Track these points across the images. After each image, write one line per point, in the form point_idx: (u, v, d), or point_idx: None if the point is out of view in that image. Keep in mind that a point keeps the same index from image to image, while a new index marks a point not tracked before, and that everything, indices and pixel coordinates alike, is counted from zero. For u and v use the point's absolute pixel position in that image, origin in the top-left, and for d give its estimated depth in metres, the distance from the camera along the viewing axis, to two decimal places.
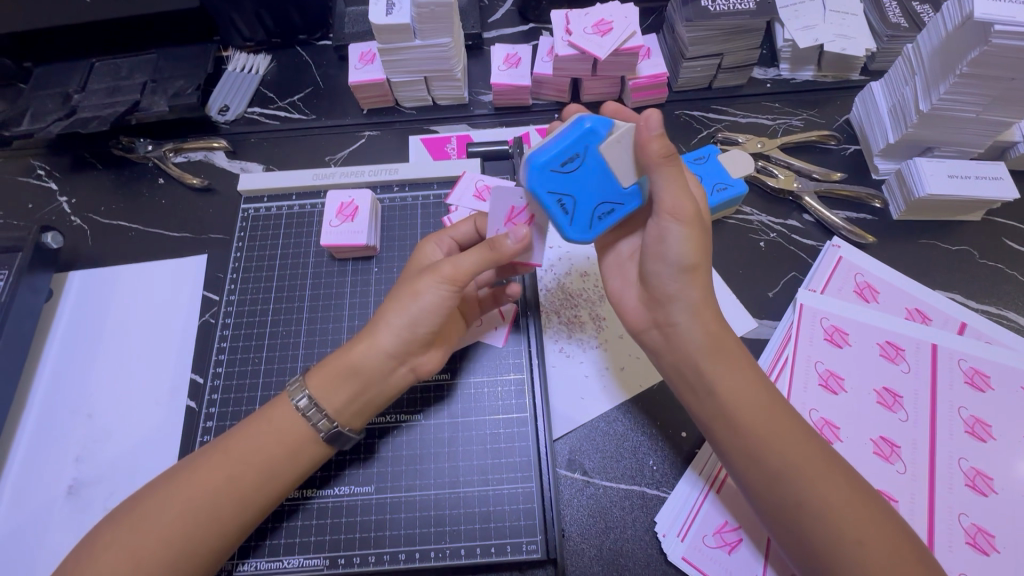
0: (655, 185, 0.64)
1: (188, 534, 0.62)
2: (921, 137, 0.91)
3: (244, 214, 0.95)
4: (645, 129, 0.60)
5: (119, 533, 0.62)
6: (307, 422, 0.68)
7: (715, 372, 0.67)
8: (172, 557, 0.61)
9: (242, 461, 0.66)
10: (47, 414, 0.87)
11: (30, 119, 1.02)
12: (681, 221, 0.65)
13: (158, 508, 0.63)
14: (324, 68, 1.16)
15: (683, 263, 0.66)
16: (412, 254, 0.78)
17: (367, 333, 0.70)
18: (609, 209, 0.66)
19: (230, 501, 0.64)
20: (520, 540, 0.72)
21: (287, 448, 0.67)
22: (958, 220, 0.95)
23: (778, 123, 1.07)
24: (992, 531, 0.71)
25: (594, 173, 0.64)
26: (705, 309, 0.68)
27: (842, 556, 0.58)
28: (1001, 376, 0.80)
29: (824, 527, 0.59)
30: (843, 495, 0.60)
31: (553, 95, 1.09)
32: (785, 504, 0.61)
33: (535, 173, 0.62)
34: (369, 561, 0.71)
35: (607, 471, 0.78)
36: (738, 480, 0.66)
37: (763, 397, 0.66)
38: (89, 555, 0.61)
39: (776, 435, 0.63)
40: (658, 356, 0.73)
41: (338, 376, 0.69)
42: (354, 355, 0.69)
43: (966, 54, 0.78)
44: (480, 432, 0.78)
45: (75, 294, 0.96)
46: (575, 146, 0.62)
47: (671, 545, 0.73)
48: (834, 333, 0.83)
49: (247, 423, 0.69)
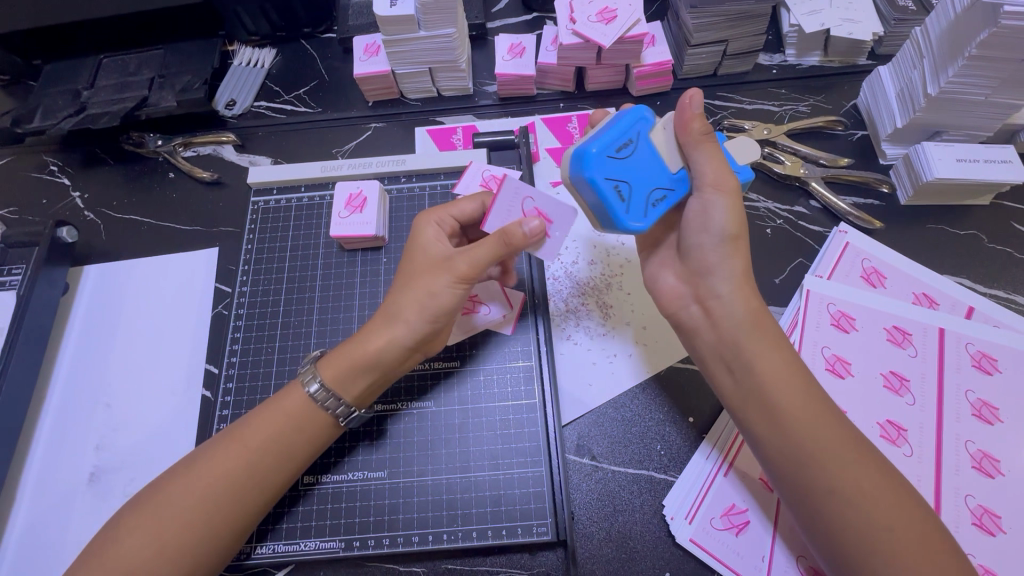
0: (696, 161, 0.68)
1: (208, 516, 0.64)
2: (929, 121, 0.91)
3: (254, 206, 0.96)
4: (689, 109, 0.66)
5: (141, 517, 0.64)
6: (323, 409, 0.70)
7: (750, 351, 0.67)
8: (192, 538, 0.63)
9: (260, 448, 0.67)
10: (67, 404, 0.89)
11: (42, 116, 1.04)
12: (723, 193, 0.68)
13: (179, 492, 0.64)
14: (329, 61, 1.17)
15: (725, 233, 0.69)
16: (412, 231, 0.77)
17: (385, 323, 0.71)
18: (659, 196, 0.69)
19: (250, 486, 0.66)
20: (530, 522, 0.74)
21: (305, 432, 0.69)
22: (965, 204, 0.95)
23: (784, 109, 1.07)
24: (999, 512, 0.72)
25: (645, 159, 0.68)
26: (745, 281, 0.69)
27: (867, 538, 0.58)
28: (1008, 359, 0.80)
29: (851, 508, 0.60)
30: (871, 479, 0.60)
31: (558, 85, 1.09)
32: (813, 485, 0.61)
33: (595, 157, 0.65)
34: (383, 544, 0.73)
35: (615, 456, 0.80)
36: (766, 462, 0.66)
37: (798, 379, 0.66)
38: (114, 536, 0.63)
39: (809, 417, 0.64)
40: (695, 335, 0.73)
41: (348, 371, 0.70)
42: (371, 347, 0.70)
43: (975, 36, 0.77)
44: (490, 418, 0.79)
45: (89, 286, 0.98)
46: (627, 133, 0.67)
47: (679, 527, 0.74)
48: (840, 318, 0.84)
49: (261, 409, 0.70)
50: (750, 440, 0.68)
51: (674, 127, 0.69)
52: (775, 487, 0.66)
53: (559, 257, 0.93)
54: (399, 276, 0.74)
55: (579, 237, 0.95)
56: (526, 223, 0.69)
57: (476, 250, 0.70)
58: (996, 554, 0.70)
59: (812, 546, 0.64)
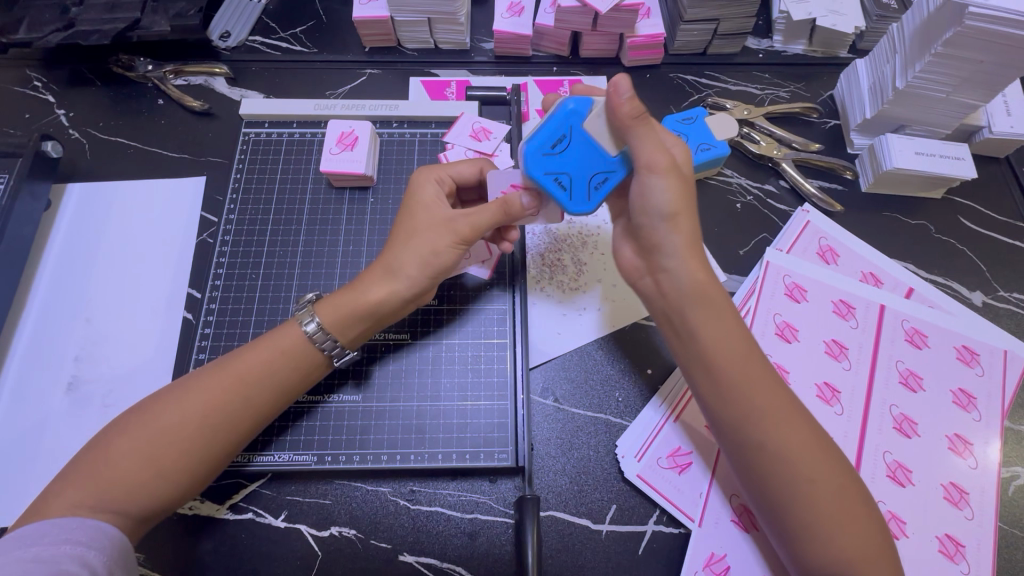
0: (630, 144, 0.66)
1: (204, 440, 0.65)
2: (894, 114, 0.97)
3: (245, 138, 0.97)
4: (616, 95, 0.63)
5: (130, 436, 0.64)
6: (314, 345, 0.72)
7: (702, 318, 0.71)
8: (186, 460, 0.64)
9: (253, 381, 0.69)
10: (47, 316, 0.90)
11: (28, 28, 1.02)
12: (659, 174, 0.66)
13: (170, 416, 0.65)
14: (327, 3, 1.16)
15: (668, 212, 0.68)
16: (412, 187, 0.79)
17: (386, 272, 0.73)
18: (603, 178, 0.70)
19: (244, 414, 0.68)
20: (492, 449, 0.79)
21: (298, 366, 0.72)
22: (919, 196, 1.02)
23: (765, 93, 1.12)
24: (910, 467, 0.80)
25: (582, 148, 0.69)
26: (692, 255, 0.70)
27: (792, 488, 0.65)
28: (936, 335, 0.88)
29: (781, 463, 0.66)
30: (802, 438, 0.67)
31: (553, 49, 1.12)
32: (749, 441, 0.67)
33: (530, 157, 0.69)
34: (353, 460, 0.78)
35: (576, 399, 0.86)
36: (708, 416, 0.72)
37: (745, 345, 0.70)
38: (102, 447, 0.64)
39: (751, 377, 0.68)
40: (649, 302, 0.77)
41: (348, 315, 0.72)
42: (372, 294, 0.72)
43: (942, 34, 0.83)
44: (462, 353, 0.84)
45: (73, 204, 0.98)
46: (559, 128, 0.68)
47: (628, 464, 0.81)
48: (794, 289, 0.90)
49: (252, 345, 0.72)
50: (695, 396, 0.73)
51: (608, 111, 0.66)
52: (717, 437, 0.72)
53: None
54: (399, 229, 0.75)
55: None
56: (524, 194, 0.73)
57: (475, 214, 0.73)
58: (903, 502, 0.78)
59: (746, 490, 0.71)
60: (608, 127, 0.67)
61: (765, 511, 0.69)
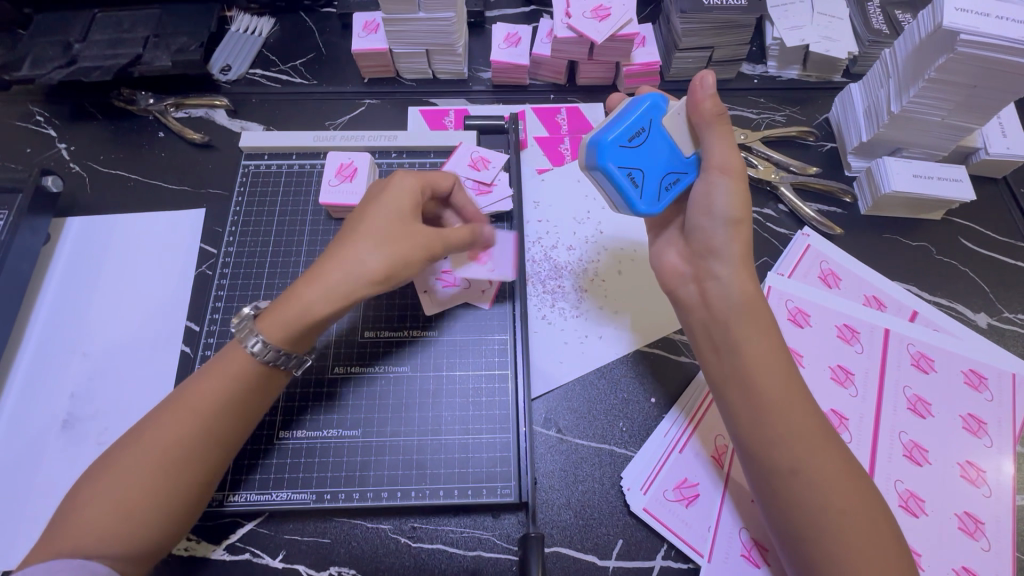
0: (706, 141, 0.73)
1: (167, 479, 0.63)
2: (890, 137, 0.98)
3: (244, 169, 0.98)
4: (699, 92, 0.71)
5: (99, 487, 0.63)
6: (257, 361, 0.69)
7: (741, 334, 0.70)
8: (157, 501, 0.63)
9: (213, 412, 0.67)
10: (43, 351, 0.89)
11: (31, 65, 1.03)
12: (728, 176, 0.72)
13: (132, 463, 0.63)
14: (327, 36, 1.18)
15: (730, 217, 0.72)
16: (393, 184, 0.75)
17: (329, 278, 0.70)
18: (672, 181, 0.75)
19: (210, 444, 0.66)
20: (494, 484, 0.77)
21: (256, 385, 0.70)
22: (918, 218, 1.02)
23: (761, 117, 1.13)
24: (924, 497, 0.78)
25: (656, 146, 0.74)
26: (743, 266, 0.72)
27: (817, 520, 0.63)
28: (943, 359, 0.87)
29: (809, 493, 0.64)
30: (832, 466, 0.65)
31: (550, 77, 1.13)
32: (776, 468, 0.66)
33: (608, 146, 0.71)
34: (352, 498, 0.76)
35: (580, 430, 0.84)
36: (735, 439, 0.70)
37: (783, 366, 0.69)
38: (76, 503, 0.62)
39: (786, 400, 0.67)
40: (688, 311, 0.77)
41: (289, 322, 0.69)
42: (314, 297, 0.70)
43: (934, 60, 0.83)
44: (463, 385, 0.83)
45: (72, 238, 0.98)
46: (639, 122, 0.73)
47: (634, 497, 0.79)
48: (797, 313, 0.89)
49: (206, 372, 0.70)
50: (725, 416, 0.72)
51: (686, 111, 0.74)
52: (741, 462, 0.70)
53: (540, 241, 0.98)
54: (365, 229, 0.72)
55: (559, 223, 0.99)
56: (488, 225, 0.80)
57: (447, 236, 0.75)
58: (918, 534, 0.76)
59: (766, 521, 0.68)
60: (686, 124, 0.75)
61: (785, 544, 0.66)
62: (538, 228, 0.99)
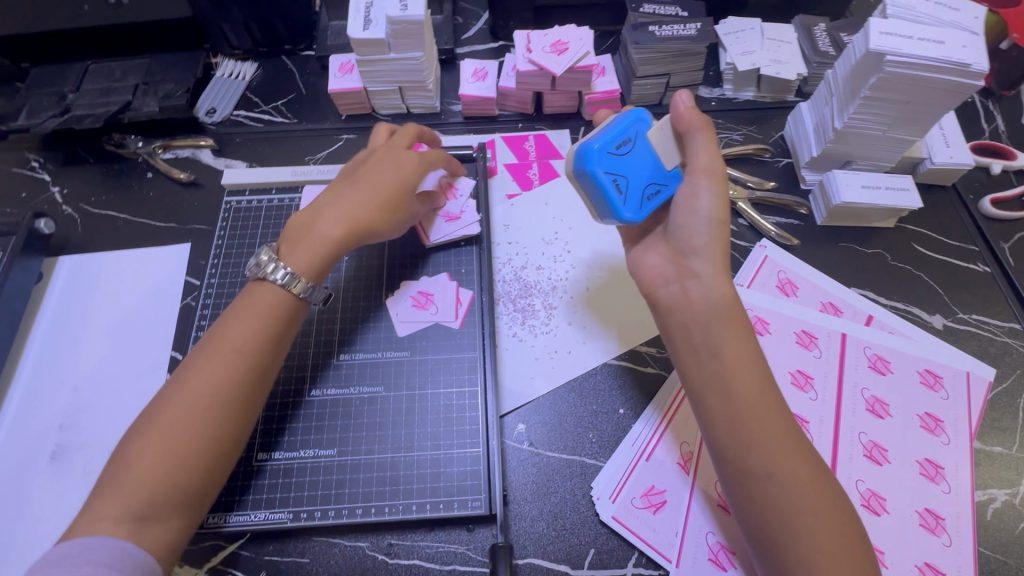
0: (691, 149, 0.78)
1: (216, 413, 0.69)
2: (839, 151, 1.03)
3: (227, 205, 1.03)
4: (680, 104, 0.77)
5: (146, 438, 0.66)
6: (286, 291, 0.76)
7: (720, 336, 0.73)
8: (205, 444, 0.67)
9: (251, 350, 0.72)
10: (34, 386, 0.93)
11: (27, 115, 1.10)
12: (711, 179, 0.77)
13: (177, 411, 0.67)
14: (307, 76, 1.25)
15: (713, 217, 0.77)
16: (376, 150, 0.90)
17: (348, 217, 0.82)
18: (655, 190, 0.80)
19: (251, 389, 0.72)
20: (465, 497, 0.80)
21: (281, 327, 0.76)
22: (872, 226, 1.06)
23: (720, 137, 1.18)
24: (884, 495, 0.80)
25: (641, 156, 0.80)
26: (723, 268, 0.76)
27: (789, 519, 0.65)
28: (899, 361, 0.90)
29: (783, 494, 0.65)
30: (804, 467, 0.67)
31: (518, 107, 1.20)
32: (751, 469, 0.67)
33: (596, 152, 0.77)
34: (328, 515, 0.78)
35: (550, 442, 0.87)
36: (713, 441, 0.71)
37: (760, 368, 0.71)
38: (125, 458, 0.65)
39: (762, 402, 0.69)
40: (668, 312, 0.78)
41: (323, 252, 0.80)
42: (334, 232, 0.81)
43: (867, 79, 0.89)
44: (436, 402, 0.86)
45: (63, 276, 1.02)
46: (625, 133, 0.79)
47: (603, 506, 0.81)
48: (756, 322, 0.93)
49: (234, 315, 0.75)
50: (703, 418, 0.73)
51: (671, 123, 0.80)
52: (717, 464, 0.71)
53: (510, 262, 1.02)
54: (380, 194, 0.84)
55: (528, 244, 1.04)
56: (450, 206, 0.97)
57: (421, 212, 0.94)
58: (879, 532, 0.78)
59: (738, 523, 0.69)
60: (671, 136, 0.81)
61: (759, 547, 0.67)
62: (508, 250, 1.04)
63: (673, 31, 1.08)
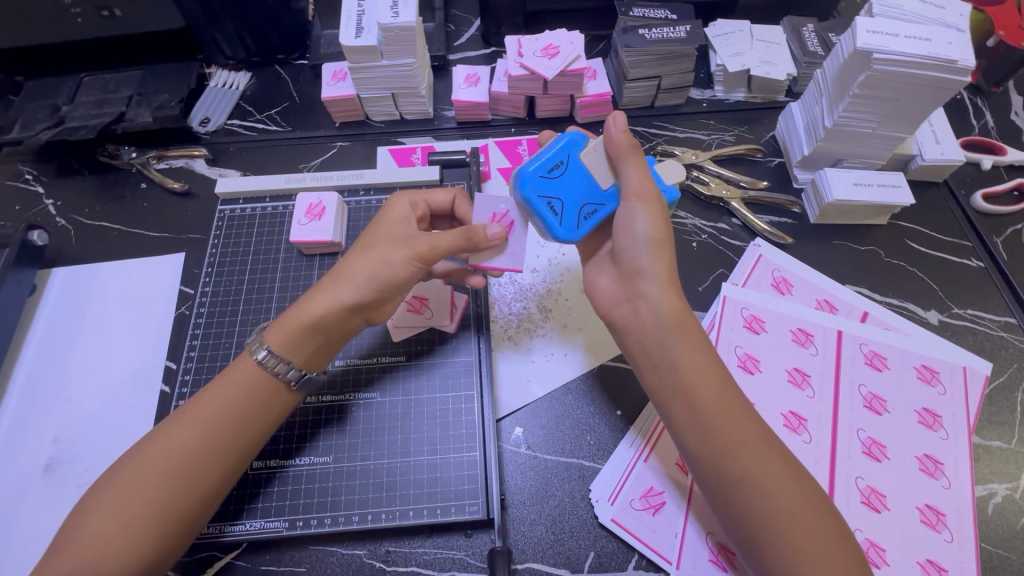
0: (624, 172, 0.76)
1: (173, 487, 0.65)
2: (830, 150, 1.03)
3: (221, 214, 1.03)
4: (612, 127, 0.75)
5: (102, 501, 0.64)
6: (274, 373, 0.73)
7: (675, 350, 0.73)
8: (159, 511, 0.64)
9: (217, 418, 0.69)
10: (27, 398, 0.92)
11: (20, 127, 1.10)
12: (644, 201, 0.75)
13: (135, 476, 0.65)
14: (300, 85, 1.26)
15: (651, 238, 0.74)
16: (386, 207, 0.83)
17: (338, 292, 0.73)
18: (591, 210, 0.78)
19: (213, 459, 0.68)
20: (463, 502, 0.79)
21: (258, 399, 0.72)
22: (865, 223, 1.06)
23: (711, 138, 1.19)
24: (884, 491, 0.80)
25: (574, 177, 0.78)
26: (670, 285, 0.74)
27: (766, 523, 0.65)
28: (895, 357, 0.90)
29: (759, 499, 0.66)
30: (774, 468, 0.67)
31: (510, 112, 1.20)
32: (725, 475, 0.68)
33: (528, 178, 0.76)
34: (325, 523, 0.78)
35: (547, 445, 0.86)
36: (683, 452, 0.72)
37: (719, 377, 0.72)
38: (79, 522, 0.64)
39: (725, 412, 0.70)
40: (624, 333, 0.79)
41: (296, 333, 0.72)
42: (316, 311, 0.73)
43: (856, 77, 0.90)
44: (432, 407, 0.85)
45: (56, 288, 1.02)
46: (558, 156, 0.77)
47: (602, 508, 0.81)
48: (752, 320, 0.93)
49: (214, 384, 0.72)
50: (672, 431, 0.74)
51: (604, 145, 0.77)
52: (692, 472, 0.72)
53: None
54: (360, 242, 0.78)
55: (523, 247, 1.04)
56: (490, 227, 0.75)
57: (438, 236, 0.74)
58: (880, 528, 0.78)
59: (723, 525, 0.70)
60: (606, 158, 0.78)
61: (745, 547, 0.68)
62: None
63: (663, 33, 1.08)
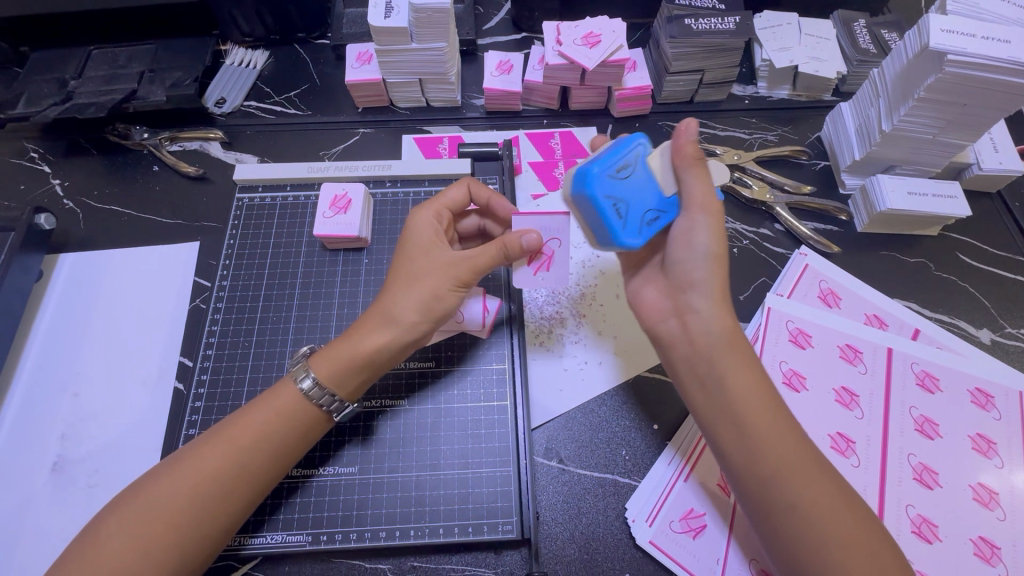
0: (687, 182, 0.70)
1: (200, 510, 0.62)
2: (884, 155, 0.98)
3: (238, 202, 0.97)
4: (684, 134, 0.69)
5: (124, 517, 0.61)
6: (312, 403, 0.69)
7: (722, 369, 0.67)
8: (184, 538, 0.61)
9: (251, 446, 0.66)
10: (34, 392, 0.88)
11: (26, 103, 1.04)
12: (708, 214, 0.70)
13: (160, 492, 0.62)
14: (321, 66, 1.19)
15: (710, 252, 0.70)
16: (408, 225, 0.77)
17: (392, 329, 0.70)
18: (654, 217, 0.71)
19: (239, 482, 0.65)
20: (496, 520, 0.76)
21: (299, 428, 0.69)
22: (915, 234, 1.01)
23: (754, 138, 1.13)
24: (935, 522, 0.76)
25: (639, 181, 0.70)
26: (722, 300, 0.70)
27: (818, 556, 0.60)
28: (949, 379, 0.85)
29: (809, 531, 0.61)
30: (826, 496, 0.62)
31: (543, 103, 1.14)
32: (772, 501, 0.62)
33: (597, 175, 0.66)
34: (350, 538, 0.74)
35: (581, 459, 0.82)
36: (729, 477, 0.67)
37: (766, 398, 0.66)
38: (98, 535, 0.60)
39: (773, 435, 0.64)
40: (671, 347, 0.73)
41: (346, 366, 0.69)
42: (369, 347, 0.70)
43: (923, 80, 0.83)
44: (462, 418, 0.81)
45: (64, 275, 0.97)
46: (627, 156, 0.68)
47: (639, 529, 0.77)
48: (798, 335, 0.88)
49: (253, 407, 0.68)
50: (716, 453, 0.68)
51: (669, 152, 0.71)
52: (737, 496, 0.67)
53: None
54: (397, 274, 0.73)
55: None
56: (525, 235, 0.72)
57: (474, 257, 0.72)
58: (932, 562, 0.74)
59: (767, 552, 0.65)
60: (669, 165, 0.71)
61: None
62: None
63: (710, 24, 1.01)
